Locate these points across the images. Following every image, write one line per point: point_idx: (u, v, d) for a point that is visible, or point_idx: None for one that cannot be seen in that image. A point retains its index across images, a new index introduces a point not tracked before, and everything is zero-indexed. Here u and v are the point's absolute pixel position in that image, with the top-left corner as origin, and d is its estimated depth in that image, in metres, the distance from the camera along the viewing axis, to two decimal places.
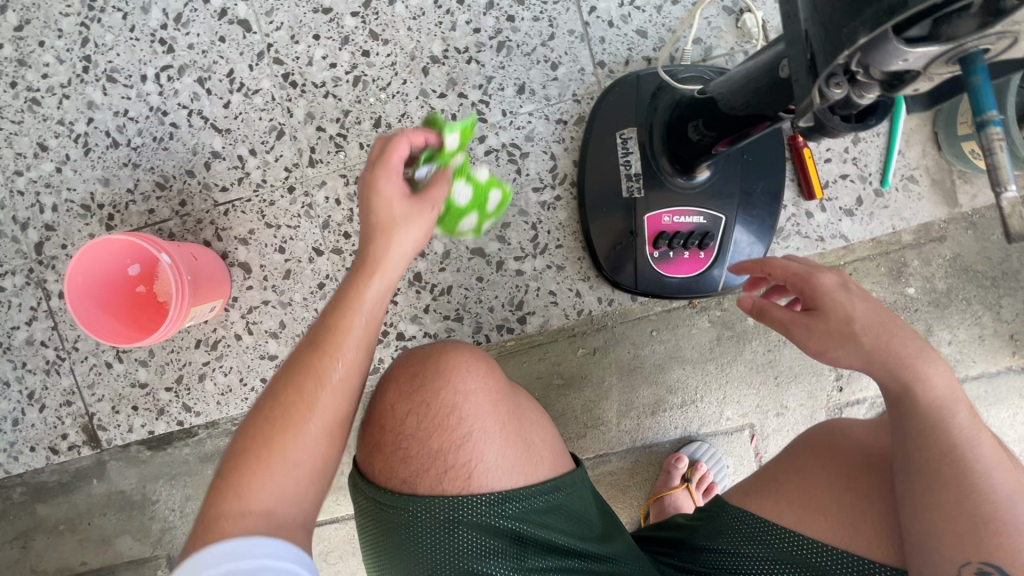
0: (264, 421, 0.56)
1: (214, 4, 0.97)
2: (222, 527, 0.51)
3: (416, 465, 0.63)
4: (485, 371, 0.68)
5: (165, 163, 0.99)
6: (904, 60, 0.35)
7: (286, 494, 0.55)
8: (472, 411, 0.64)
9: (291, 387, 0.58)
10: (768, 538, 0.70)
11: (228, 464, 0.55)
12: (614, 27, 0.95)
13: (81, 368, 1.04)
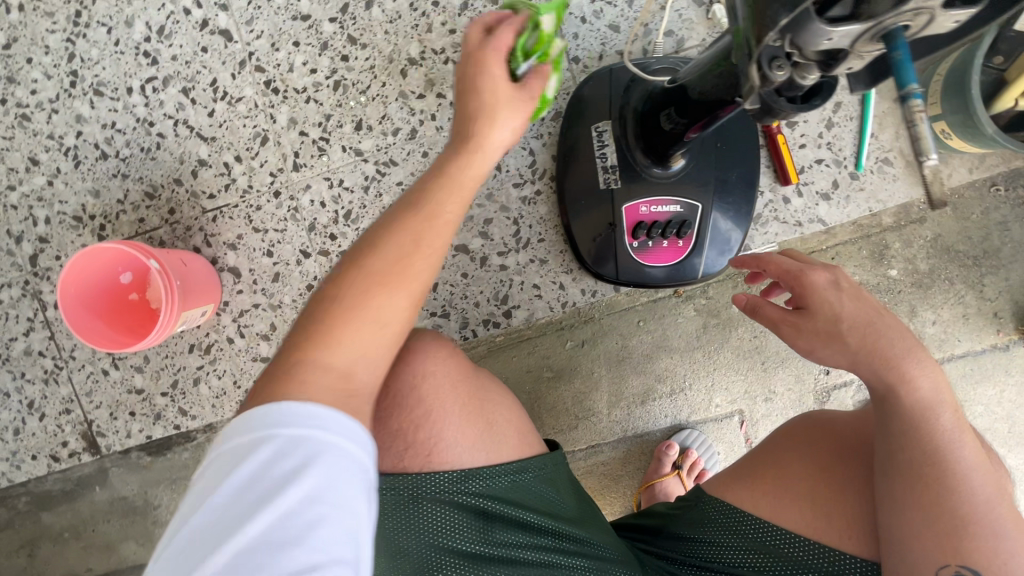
0: (358, 272, 0.57)
1: (195, 15, 0.99)
2: (302, 380, 0.52)
3: (381, 444, 0.67)
4: (447, 354, 0.71)
5: (153, 172, 1.01)
6: (830, 38, 0.37)
7: (365, 357, 0.55)
8: (432, 391, 0.67)
9: (378, 249, 0.57)
10: (741, 529, 0.73)
11: (317, 312, 0.56)
12: (586, 23, 0.96)
13: (78, 377, 1.06)
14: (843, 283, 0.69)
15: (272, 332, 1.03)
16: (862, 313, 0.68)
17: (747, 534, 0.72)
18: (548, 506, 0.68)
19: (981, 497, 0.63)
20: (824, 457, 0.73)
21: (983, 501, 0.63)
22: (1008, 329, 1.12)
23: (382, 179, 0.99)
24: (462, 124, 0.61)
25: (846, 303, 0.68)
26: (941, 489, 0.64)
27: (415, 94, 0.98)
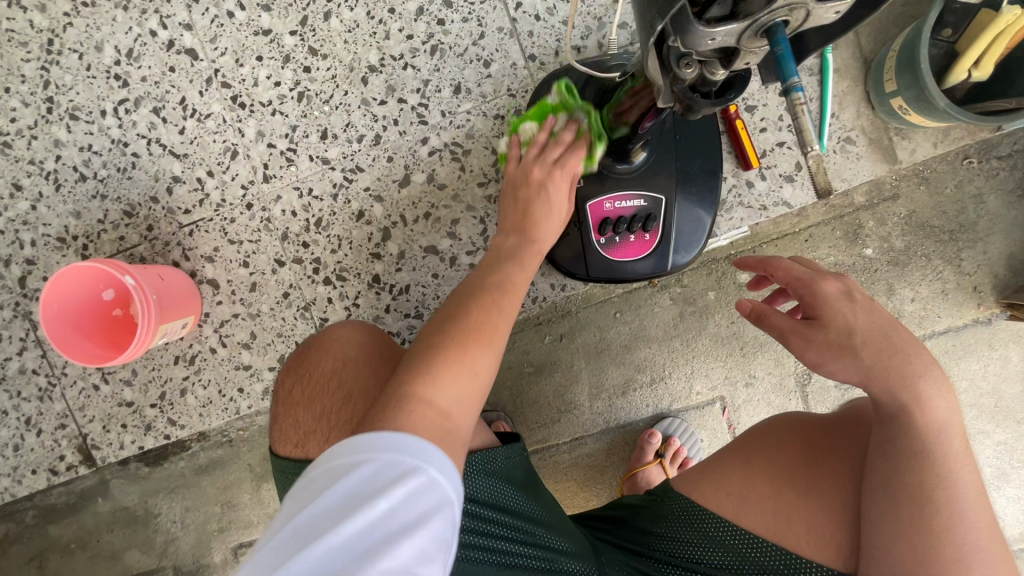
0: (454, 334, 0.67)
1: (161, 36, 1.02)
2: (415, 412, 0.57)
3: (303, 426, 0.73)
4: (366, 342, 0.79)
5: (130, 192, 1.04)
6: (713, 39, 0.36)
7: (459, 402, 0.61)
8: (348, 374, 0.75)
9: (465, 313, 0.70)
10: (701, 525, 0.74)
11: (422, 365, 0.62)
12: (540, 21, 0.98)
13: (71, 393, 1.10)
14: (858, 300, 0.67)
15: (252, 340, 1.06)
16: (879, 330, 0.65)
17: (706, 531, 0.74)
18: (493, 493, 0.71)
19: (977, 528, 0.62)
20: (799, 464, 0.73)
21: (977, 530, 0.62)
22: (988, 303, 1.11)
23: (350, 186, 1.02)
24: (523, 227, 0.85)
25: (858, 318, 0.65)
26: (938, 515, 0.62)
27: (376, 100, 1.00)
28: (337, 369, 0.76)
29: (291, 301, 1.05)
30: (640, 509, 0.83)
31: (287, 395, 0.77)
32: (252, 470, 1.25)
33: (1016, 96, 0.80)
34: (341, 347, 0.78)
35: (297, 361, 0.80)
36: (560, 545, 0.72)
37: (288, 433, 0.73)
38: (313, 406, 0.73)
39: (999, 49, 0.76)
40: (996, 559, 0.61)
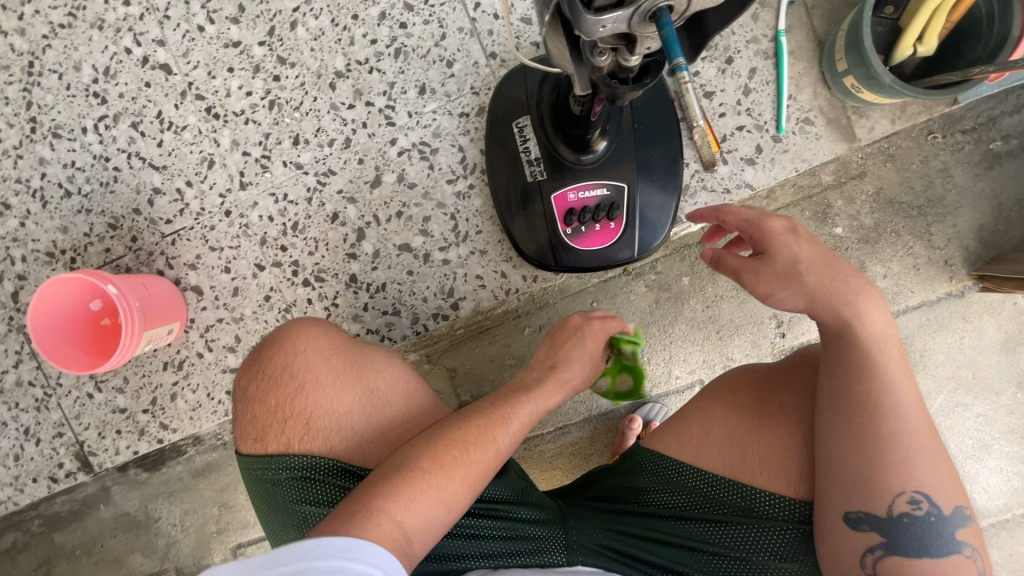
0: (438, 450, 0.67)
1: (136, 53, 1.05)
2: (377, 532, 0.59)
3: (263, 422, 0.76)
4: (317, 332, 0.80)
5: (113, 205, 1.08)
6: (605, 27, 0.39)
7: (427, 522, 0.63)
8: (302, 368, 0.77)
9: (460, 427, 0.70)
10: (666, 472, 0.76)
11: (398, 476, 0.64)
12: (499, 19, 1.00)
13: (66, 402, 1.14)
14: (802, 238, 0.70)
15: (237, 343, 1.09)
16: (823, 265, 0.69)
17: (673, 476, 0.75)
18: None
19: (920, 431, 0.66)
20: (752, 403, 0.75)
21: (921, 435, 0.66)
22: (960, 276, 1.12)
23: (323, 190, 1.05)
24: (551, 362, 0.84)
25: (802, 248, 0.69)
26: (884, 428, 0.66)
27: (345, 105, 1.03)
28: (288, 362, 0.77)
29: (272, 303, 1.08)
30: (612, 468, 0.83)
31: (245, 390, 0.78)
32: None
33: (961, 68, 0.82)
34: (291, 340, 0.78)
35: (256, 350, 0.81)
36: (523, 513, 0.74)
37: (247, 427, 0.77)
38: (269, 399, 0.76)
39: (940, 21, 0.78)
40: (938, 457, 0.66)
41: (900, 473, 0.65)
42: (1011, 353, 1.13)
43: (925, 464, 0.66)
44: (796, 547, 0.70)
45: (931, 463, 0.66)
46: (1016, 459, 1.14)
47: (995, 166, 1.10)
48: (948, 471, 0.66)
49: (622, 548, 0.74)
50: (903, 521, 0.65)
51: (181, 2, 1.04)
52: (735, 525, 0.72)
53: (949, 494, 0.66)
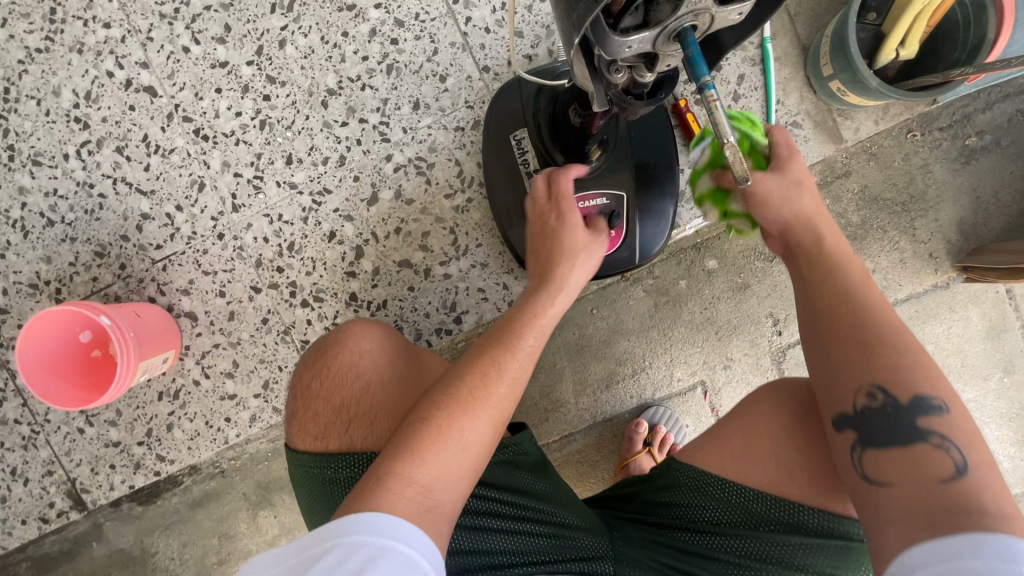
0: (449, 399, 0.68)
1: (118, 76, 1.03)
2: (392, 491, 0.60)
3: (323, 421, 0.76)
4: (380, 335, 0.81)
5: (100, 232, 1.04)
6: (629, 47, 0.39)
7: (444, 475, 0.63)
8: (366, 367, 0.77)
9: (463, 378, 0.71)
10: (709, 489, 0.75)
11: (408, 433, 0.65)
12: (490, 33, 1.01)
13: (56, 438, 1.09)
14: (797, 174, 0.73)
15: (235, 368, 1.07)
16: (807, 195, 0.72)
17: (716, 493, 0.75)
18: (510, 478, 0.77)
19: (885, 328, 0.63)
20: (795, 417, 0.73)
21: (888, 336, 0.63)
22: (944, 268, 1.16)
23: (319, 209, 1.03)
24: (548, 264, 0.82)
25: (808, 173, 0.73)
26: (845, 321, 0.65)
27: (338, 122, 1.02)
28: (352, 360, 0.78)
29: (270, 326, 1.06)
30: (648, 481, 0.83)
31: (305, 389, 0.79)
32: (247, 499, 1.25)
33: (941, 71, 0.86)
34: (354, 339, 0.79)
35: (311, 351, 0.82)
36: (568, 520, 0.75)
37: (306, 426, 0.77)
38: (331, 399, 0.77)
39: (923, 24, 0.81)
40: (911, 359, 0.61)
41: (867, 369, 0.62)
42: (996, 340, 1.17)
43: (894, 364, 0.61)
44: (845, 560, 0.70)
45: (902, 362, 0.61)
46: (1007, 442, 1.18)
47: (972, 161, 1.14)
48: (923, 372, 0.60)
49: (668, 563, 0.74)
50: (869, 414, 0.60)
51: (164, 23, 1.02)
52: (787, 542, 0.71)
53: (919, 381, 0.60)
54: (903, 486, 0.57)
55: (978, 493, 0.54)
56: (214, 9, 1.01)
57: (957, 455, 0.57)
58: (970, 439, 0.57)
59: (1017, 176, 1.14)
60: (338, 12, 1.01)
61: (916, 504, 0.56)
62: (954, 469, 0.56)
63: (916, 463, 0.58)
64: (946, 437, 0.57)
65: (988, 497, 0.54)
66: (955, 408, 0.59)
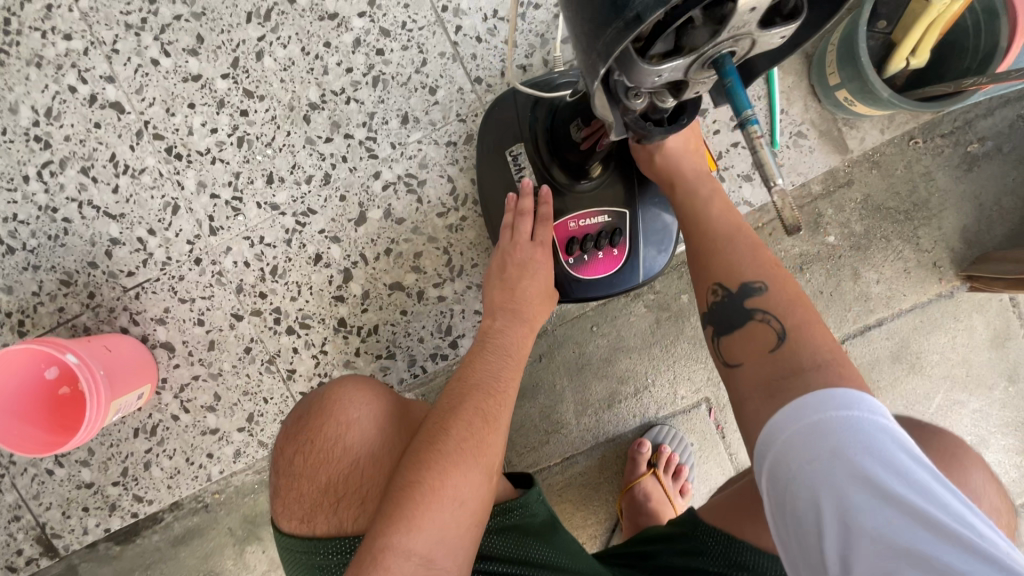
0: (438, 456, 0.66)
1: (81, 91, 0.95)
2: (390, 565, 0.59)
3: (310, 500, 0.74)
4: (367, 399, 0.78)
5: (65, 260, 0.97)
6: (659, 76, 0.35)
7: (442, 538, 0.62)
8: (354, 438, 0.75)
9: (450, 429, 0.69)
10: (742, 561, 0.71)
11: (399, 500, 0.63)
12: (483, 42, 0.96)
13: (22, 481, 1.01)
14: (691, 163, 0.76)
15: (217, 402, 1.00)
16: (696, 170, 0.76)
17: (753, 566, 0.70)
18: (520, 548, 0.73)
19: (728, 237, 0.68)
20: None
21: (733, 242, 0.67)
22: (949, 276, 1.14)
23: (303, 230, 0.97)
24: (521, 309, 0.85)
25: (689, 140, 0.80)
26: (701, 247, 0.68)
27: (321, 138, 0.96)
28: (339, 432, 0.75)
29: (254, 356, 0.99)
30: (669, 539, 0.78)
31: (288, 464, 0.76)
32: (233, 537, 1.08)
33: (951, 80, 0.83)
34: (341, 409, 0.76)
35: (297, 415, 0.79)
36: None
37: (292, 506, 0.74)
38: (318, 477, 0.74)
39: (934, 35, 0.79)
40: (750, 252, 0.65)
41: (713, 271, 0.65)
42: (1000, 348, 1.15)
43: (736, 262, 0.64)
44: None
45: (741, 260, 0.64)
46: (1013, 451, 1.16)
47: (974, 168, 1.12)
48: (761, 263, 0.63)
49: None
50: (717, 309, 0.63)
51: (130, 34, 0.95)
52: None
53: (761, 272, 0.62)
54: (750, 364, 0.57)
55: (804, 354, 0.54)
56: (185, 19, 0.95)
57: (779, 325, 0.58)
58: (803, 315, 0.58)
59: (1019, 182, 1.12)
60: (319, 21, 0.95)
61: (761, 380, 0.55)
62: (778, 337, 0.57)
63: (754, 340, 0.58)
64: (775, 312, 0.59)
65: (818, 357, 0.54)
66: (786, 292, 0.60)
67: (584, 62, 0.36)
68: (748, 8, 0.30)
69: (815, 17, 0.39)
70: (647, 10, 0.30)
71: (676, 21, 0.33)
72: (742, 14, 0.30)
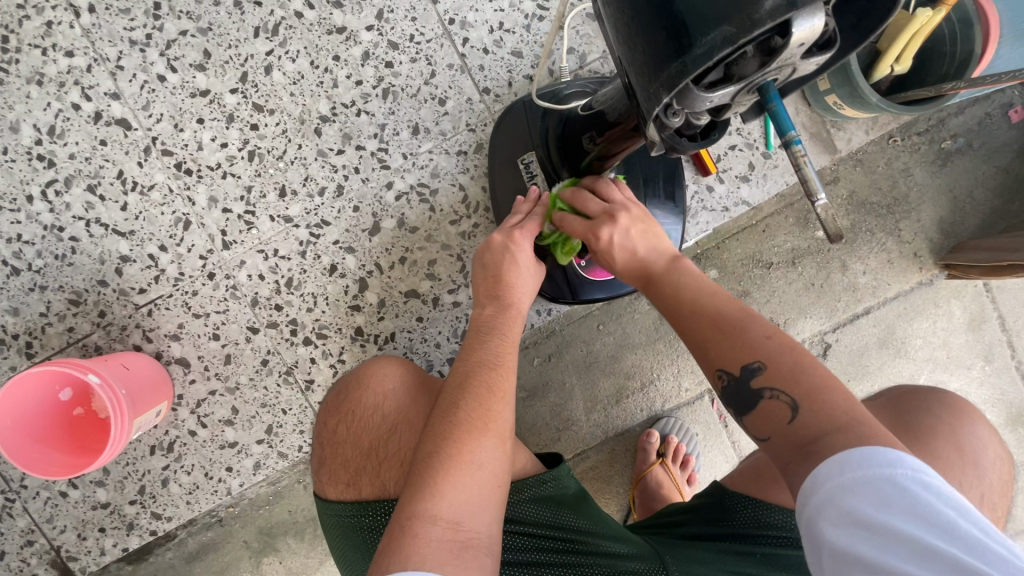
0: (453, 428, 0.68)
1: (85, 109, 0.94)
2: (420, 532, 0.59)
3: (354, 467, 0.77)
4: (400, 371, 0.82)
5: (73, 279, 0.96)
6: (712, 100, 0.40)
7: (466, 503, 0.63)
8: (391, 406, 0.79)
9: (461, 404, 0.70)
10: (769, 522, 0.77)
11: (424, 473, 0.64)
12: (490, 54, 0.99)
13: (35, 505, 1.00)
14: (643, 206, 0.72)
15: (235, 415, 1.01)
16: (642, 227, 0.69)
17: (781, 524, 0.76)
18: (548, 515, 0.78)
19: (701, 299, 0.60)
20: None
21: (719, 314, 0.58)
22: (928, 265, 1.21)
23: (318, 241, 0.98)
24: (507, 290, 0.80)
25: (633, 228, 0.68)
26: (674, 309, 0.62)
27: (333, 150, 0.97)
28: (377, 402, 0.79)
29: (271, 367, 1.00)
30: (697, 513, 0.82)
31: (332, 435, 0.80)
32: (249, 548, 1.05)
33: (931, 84, 0.90)
34: (378, 381, 0.80)
35: (335, 392, 0.83)
36: (621, 549, 0.76)
37: (337, 473, 0.77)
38: (361, 443, 0.78)
39: (916, 43, 0.85)
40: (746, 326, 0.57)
41: (712, 355, 0.57)
42: (976, 331, 1.23)
43: (730, 342, 0.56)
44: None
45: (741, 337, 0.56)
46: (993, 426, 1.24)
47: (948, 163, 1.20)
48: (754, 339, 0.55)
49: None
50: (728, 396, 0.56)
51: (135, 50, 0.94)
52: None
53: (790, 360, 0.53)
54: (775, 439, 0.52)
55: (815, 416, 0.49)
56: (191, 34, 0.95)
57: (788, 397, 0.51)
58: (813, 383, 0.51)
59: (989, 176, 1.20)
60: (327, 35, 0.96)
61: (783, 451, 0.51)
62: (791, 409, 0.51)
63: (765, 414, 0.53)
64: (784, 385, 0.52)
65: (835, 412, 0.49)
66: (796, 362, 0.53)
67: (641, 91, 0.42)
68: (798, 43, 0.36)
69: (843, 44, 0.45)
70: (714, 47, 0.36)
71: (732, 55, 0.38)
72: (792, 48, 0.36)
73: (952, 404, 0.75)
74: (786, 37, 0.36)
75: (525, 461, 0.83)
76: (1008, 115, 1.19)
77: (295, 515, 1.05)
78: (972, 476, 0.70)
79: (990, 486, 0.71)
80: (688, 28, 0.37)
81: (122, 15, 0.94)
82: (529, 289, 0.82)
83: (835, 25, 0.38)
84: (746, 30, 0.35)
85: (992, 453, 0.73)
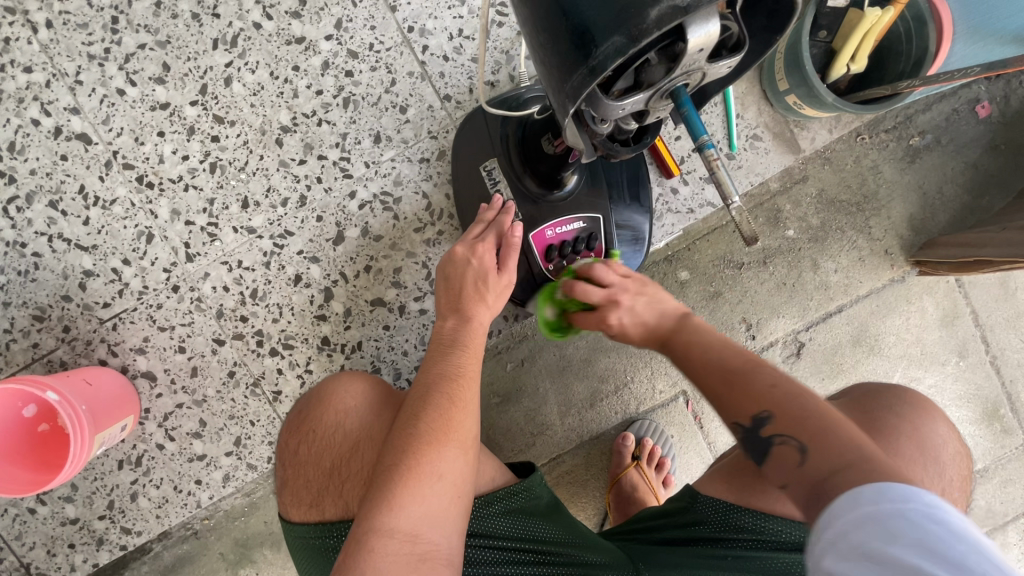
0: (410, 441, 0.67)
1: (45, 124, 0.94)
2: (378, 546, 0.60)
3: (317, 488, 0.76)
4: (359, 389, 0.82)
5: (37, 294, 0.95)
6: (624, 108, 0.41)
7: (425, 515, 0.63)
8: (353, 424, 0.79)
9: (421, 415, 0.70)
10: (742, 525, 0.76)
11: (382, 485, 0.64)
12: (449, 61, 0.99)
13: (4, 522, 0.99)
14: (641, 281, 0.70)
15: (203, 428, 1.00)
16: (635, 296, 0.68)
17: (756, 529, 0.76)
18: (520, 527, 0.78)
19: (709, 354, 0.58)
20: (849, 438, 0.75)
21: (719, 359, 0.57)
22: (900, 263, 1.21)
23: (282, 252, 0.98)
24: (469, 300, 0.80)
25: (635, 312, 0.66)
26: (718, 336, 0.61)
27: (295, 160, 0.97)
28: (339, 421, 0.79)
29: (238, 379, 1.00)
30: (670, 517, 0.82)
31: (294, 455, 0.79)
32: (225, 560, 1.05)
33: (888, 83, 0.90)
34: (339, 399, 0.80)
35: (298, 410, 0.83)
36: (595, 558, 0.75)
37: (300, 494, 0.77)
38: (323, 462, 0.77)
39: (870, 42, 0.85)
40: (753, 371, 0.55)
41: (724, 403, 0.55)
42: (950, 326, 1.23)
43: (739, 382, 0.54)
44: None
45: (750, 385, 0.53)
46: (967, 421, 1.24)
47: (916, 160, 1.20)
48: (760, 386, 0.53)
49: None
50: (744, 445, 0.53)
51: (93, 65, 0.94)
52: None
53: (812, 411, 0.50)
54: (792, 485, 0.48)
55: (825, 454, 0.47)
56: (149, 47, 0.95)
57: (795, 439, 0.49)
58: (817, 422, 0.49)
59: (957, 171, 1.20)
60: (286, 46, 0.96)
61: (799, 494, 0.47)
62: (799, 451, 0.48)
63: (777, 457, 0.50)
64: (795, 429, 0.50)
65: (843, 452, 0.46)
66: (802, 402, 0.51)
67: (554, 100, 0.43)
68: (696, 48, 0.36)
69: (756, 45, 0.46)
70: (608, 58, 0.36)
71: (636, 60, 0.39)
72: (691, 53, 0.37)
73: (913, 399, 0.75)
74: (683, 43, 0.36)
75: (495, 471, 0.83)
76: (975, 110, 1.20)
77: (270, 526, 1.05)
78: (934, 469, 0.71)
79: (953, 477, 0.72)
80: (586, 37, 0.37)
81: (79, 30, 0.94)
82: (494, 297, 0.81)
83: (739, 27, 0.39)
84: (636, 39, 0.35)
85: (954, 450, 0.74)
